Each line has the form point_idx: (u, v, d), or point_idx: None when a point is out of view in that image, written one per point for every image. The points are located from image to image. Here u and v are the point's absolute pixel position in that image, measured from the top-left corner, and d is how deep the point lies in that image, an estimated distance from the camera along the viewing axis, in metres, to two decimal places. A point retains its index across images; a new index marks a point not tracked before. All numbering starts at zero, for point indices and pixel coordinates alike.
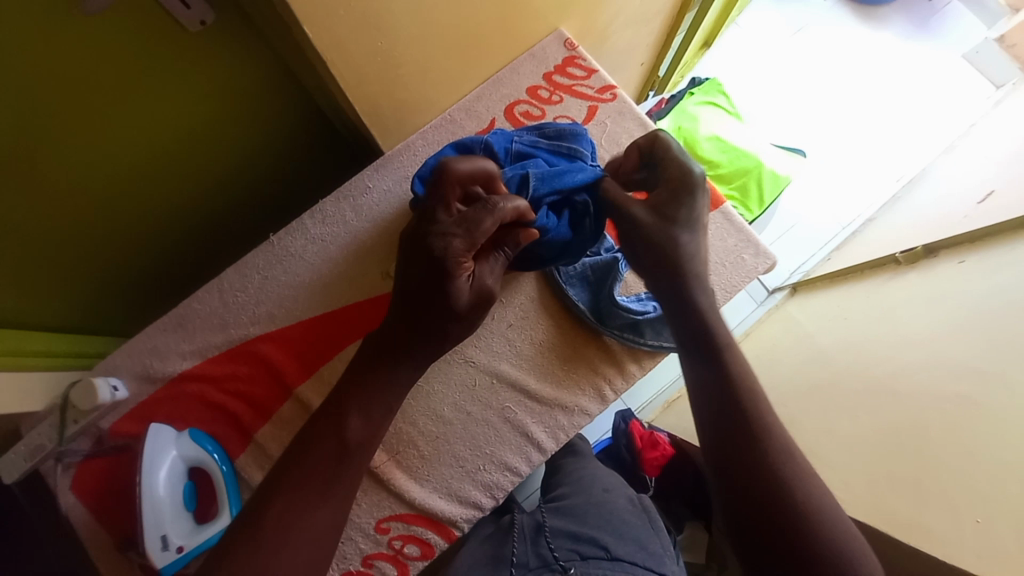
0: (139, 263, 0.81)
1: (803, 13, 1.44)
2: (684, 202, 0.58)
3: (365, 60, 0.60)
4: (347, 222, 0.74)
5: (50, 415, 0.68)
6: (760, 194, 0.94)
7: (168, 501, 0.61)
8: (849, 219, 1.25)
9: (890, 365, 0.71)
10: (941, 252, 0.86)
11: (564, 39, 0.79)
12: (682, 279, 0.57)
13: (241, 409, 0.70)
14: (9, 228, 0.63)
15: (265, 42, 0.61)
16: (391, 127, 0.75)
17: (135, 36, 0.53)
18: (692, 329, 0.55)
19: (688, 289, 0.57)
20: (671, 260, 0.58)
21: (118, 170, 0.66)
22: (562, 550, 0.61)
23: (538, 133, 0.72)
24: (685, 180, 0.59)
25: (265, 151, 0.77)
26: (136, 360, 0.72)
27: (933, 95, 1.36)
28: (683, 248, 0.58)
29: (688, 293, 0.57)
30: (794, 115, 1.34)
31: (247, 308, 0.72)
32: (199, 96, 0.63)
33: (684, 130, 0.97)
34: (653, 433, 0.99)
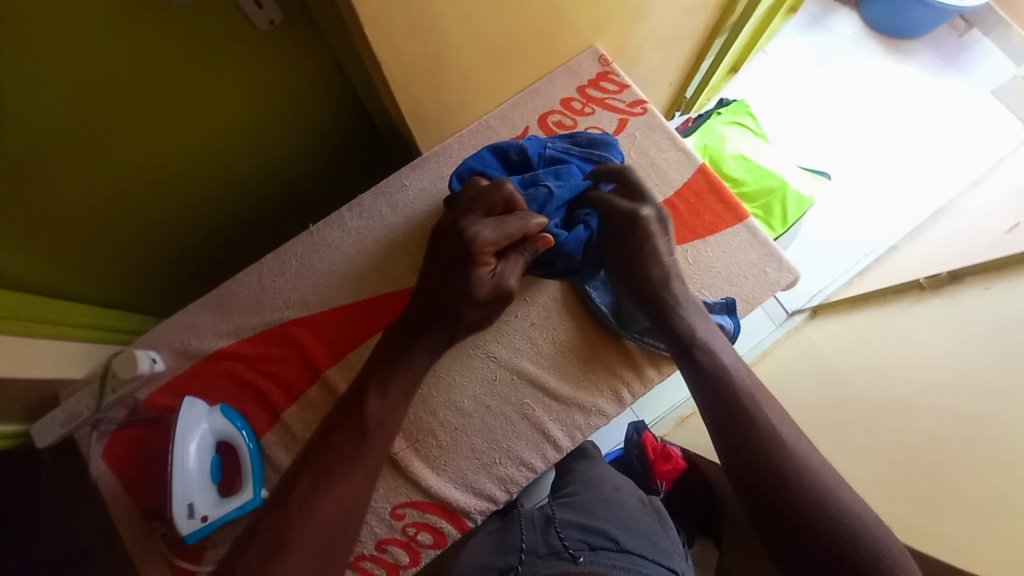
0: (183, 246, 0.85)
1: (830, 44, 1.46)
2: (637, 233, 0.67)
3: (414, 65, 0.64)
4: (383, 216, 0.78)
5: (90, 384, 0.72)
6: (784, 213, 0.95)
7: (196, 471, 0.63)
8: (871, 246, 1.25)
9: (913, 386, 0.71)
10: (966, 278, 0.86)
11: (599, 55, 0.83)
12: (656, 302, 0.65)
13: (271, 388, 0.72)
14: (70, 201, 0.68)
15: (324, 44, 0.65)
16: (430, 129, 0.78)
17: (211, 31, 0.57)
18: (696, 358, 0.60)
19: (663, 313, 0.64)
20: (644, 281, 0.66)
21: (174, 153, 0.70)
22: (571, 540, 0.62)
23: (570, 140, 0.75)
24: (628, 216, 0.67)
25: (309, 148, 0.82)
26: (175, 336, 0.75)
27: (960, 128, 1.37)
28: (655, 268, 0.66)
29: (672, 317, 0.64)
30: (819, 141, 1.36)
31: (284, 293, 0.75)
32: (257, 90, 0.67)
33: (710, 148, 0.99)
34: (667, 446, 0.99)
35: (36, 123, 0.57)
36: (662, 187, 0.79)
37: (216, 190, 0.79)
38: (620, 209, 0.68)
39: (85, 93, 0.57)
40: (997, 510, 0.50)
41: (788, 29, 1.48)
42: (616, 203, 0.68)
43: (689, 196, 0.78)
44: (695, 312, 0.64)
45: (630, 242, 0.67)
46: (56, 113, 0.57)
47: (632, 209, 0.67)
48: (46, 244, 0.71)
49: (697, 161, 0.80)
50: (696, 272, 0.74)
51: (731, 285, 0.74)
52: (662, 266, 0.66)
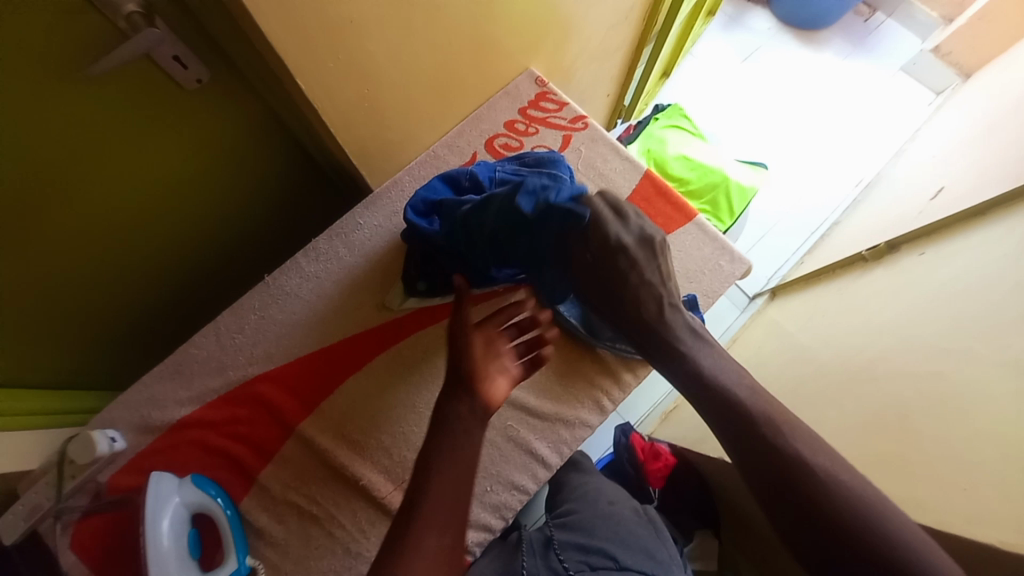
0: (134, 316, 0.82)
1: (751, 41, 1.56)
2: (618, 261, 0.61)
3: (351, 108, 0.65)
4: (340, 258, 0.77)
5: (47, 473, 0.67)
6: (730, 205, 1.00)
7: (172, 550, 0.60)
8: (815, 224, 1.32)
9: (871, 354, 0.75)
10: (903, 246, 0.92)
11: (535, 77, 0.86)
12: (647, 326, 0.62)
13: (244, 451, 0.70)
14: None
15: (259, 98, 0.65)
16: (377, 166, 0.79)
17: (139, 99, 0.57)
18: (678, 367, 0.58)
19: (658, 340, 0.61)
20: (636, 312, 0.62)
21: (116, 225, 0.68)
22: (572, 561, 0.64)
23: (518, 162, 0.76)
24: (606, 245, 0.61)
25: (258, 199, 0.80)
26: (134, 410, 0.72)
27: (877, 105, 1.47)
28: (642, 301, 0.62)
29: (660, 337, 0.61)
30: (754, 132, 1.43)
31: (245, 349, 0.73)
32: (196, 150, 0.67)
33: (653, 152, 1.03)
34: (655, 445, 1.01)
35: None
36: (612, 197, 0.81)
37: (161, 254, 0.77)
38: (602, 235, 0.61)
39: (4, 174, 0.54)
40: (955, 461, 0.53)
41: (710, 32, 1.57)
42: (602, 227, 0.61)
43: (639, 202, 0.81)
44: (694, 337, 0.60)
45: (614, 270, 0.62)
46: None
47: (609, 237, 0.61)
48: None
49: (641, 167, 0.83)
50: None
51: (690, 282, 0.76)
52: (653, 294, 0.62)
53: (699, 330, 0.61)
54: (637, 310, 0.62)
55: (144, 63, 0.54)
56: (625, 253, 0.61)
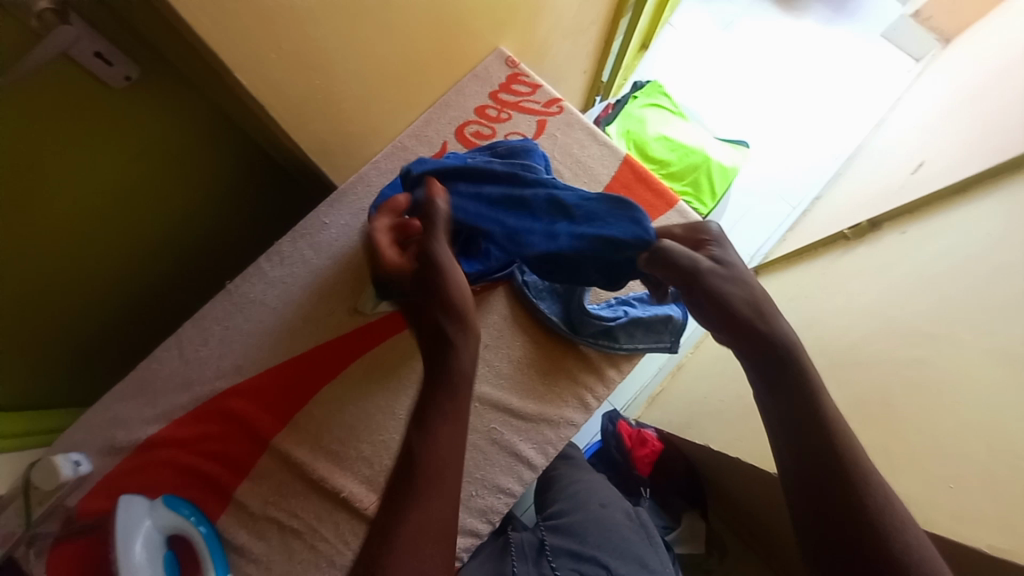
0: (92, 333, 0.77)
1: (729, 9, 1.50)
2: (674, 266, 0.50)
3: (304, 102, 0.60)
4: (307, 261, 0.73)
5: (14, 500, 0.63)
6: (711, 186, 0.97)
7: (147, 573, 0.58)
8: (797, 200, 1.31)
9: (854, 337, 0.75)
10: (885, 224, 0.91)
11: (505, 58, 0.81)
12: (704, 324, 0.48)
13: (217, 468, 0.67)
14: None
15: (199, 93, 0.60)
16: (341, 161, 0.74)
17: (64, 105, 0.51)
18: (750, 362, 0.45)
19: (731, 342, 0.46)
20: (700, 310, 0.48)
21: (57, 243, 0.62)
22: (564, 569, 0.67)
23: (491, 153, 0.72)
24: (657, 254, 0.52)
25: (213, 199, 0.75)
26: (98, 432, 0.68)
27: (857, 73, 1.44)
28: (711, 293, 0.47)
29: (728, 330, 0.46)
30: (735, 105, 1.40)
31: (211, 362, 0.69)
32: (137, 153, 0.61)
33: (633, 134, 0.99)
34: (641, 431, 1.02)
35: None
36: (590, 185, 0.78)
37: (112, 266, 0.71)
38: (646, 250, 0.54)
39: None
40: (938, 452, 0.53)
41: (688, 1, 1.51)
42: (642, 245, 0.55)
43: (619, 190, 0.77)
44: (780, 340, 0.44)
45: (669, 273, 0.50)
46: None
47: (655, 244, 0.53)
48: None
49: (620, 153, 0.79)
50: None
51: None
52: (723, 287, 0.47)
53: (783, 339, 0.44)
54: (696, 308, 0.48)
55: (64, 65, 0.48)
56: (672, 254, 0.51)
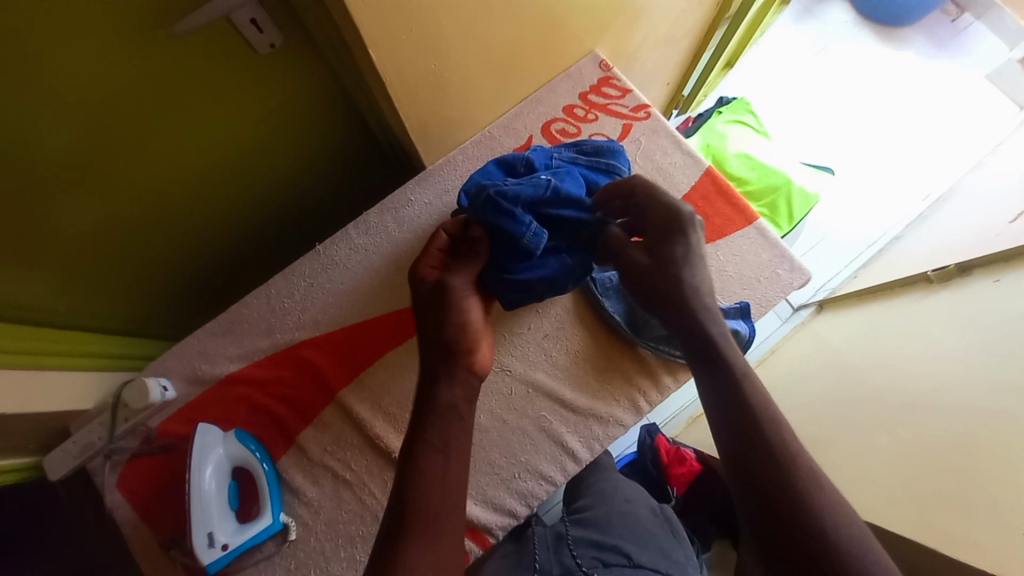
0: (185, 273, 0.84)
1: (823, 34, 1.46)
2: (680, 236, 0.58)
3: (417, 83, 0.64)
4: (389, 232, 0.77)
5: (101, 414, 0.71)
6: (790, 211, 0.94)
7: (215, 498, 0.64)
8: (874, 238, 1.25)
9: (932, 382, 0.72)
10: (975, 270, 0.85)
11: (600, 61, 0.82)
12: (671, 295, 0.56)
13: (286, 411, 0.72)
14: (64, 231, 0.65)
15: (327, 68, 0.65)
16: (434, 144, 0.78)
17: (214, 60, 0.57)
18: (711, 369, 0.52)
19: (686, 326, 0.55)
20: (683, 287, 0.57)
21: (178, 181, 0.69)
22: (585, 558, 0.65)
23: (576, 150, 0.74)
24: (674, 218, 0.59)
25: (313, 166, 0.80)
26: (186, 362, 0.74)
27: (957, 113, 1.37)
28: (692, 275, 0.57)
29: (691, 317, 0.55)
30: (818, 132, 1.35)
31: (294, 314, 0.74)
32: (260, 113, 0.67)
33: (713, 147, 0.99)
34: (681, 449, 1.00)
35: (18, 158, 0.55)
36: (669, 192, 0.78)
37: (218, 214, 0.78)
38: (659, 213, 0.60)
39: (72, 123, 0.55)
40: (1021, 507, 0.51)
41: (780, 23, 1.47)
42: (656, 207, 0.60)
43: (698, 200, 0.77)
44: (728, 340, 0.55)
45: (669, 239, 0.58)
46: (41, 155, 0.56)
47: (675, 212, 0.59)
48: (46, 280, 0.70)
49: (703, 164, 0.79)
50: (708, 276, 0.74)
51: (743, 289, 0.73)
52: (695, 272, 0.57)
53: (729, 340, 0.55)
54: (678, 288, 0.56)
55: (223, 25, 0.53)
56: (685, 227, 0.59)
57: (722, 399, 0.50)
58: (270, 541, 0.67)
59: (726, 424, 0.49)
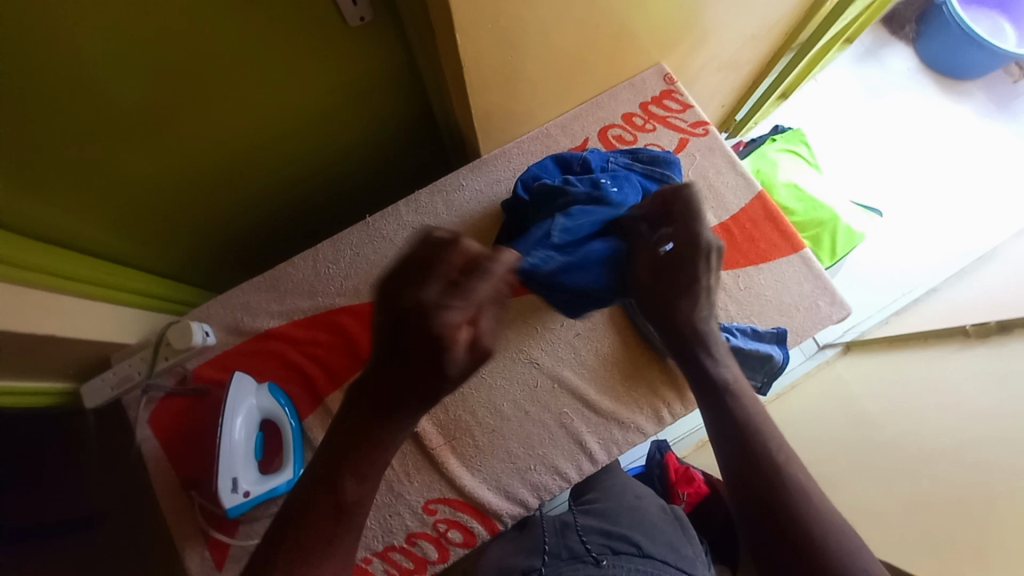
0: (236, 227, 0.87)
1: (883, 77, 1.44)
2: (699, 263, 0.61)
3: (491, 72, 0.65)
4: (438, 214, 0.79)
5: (144, 350, 0.75)
6: (833, 246, 0.94)
7: (243, 445, 0.66)
8: (911, 286, 1.23)
9: (961, 434, 0.71)
10: (1015, 330, 0.82)
11: (664, 74, 0.84)
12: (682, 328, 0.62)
13: (317, 373, 0.74)
14: (135, 168, 0.68)
15: (406, 47, 0.67)
16: (493, 134, 0.79)
17: (306, 26, 0.59)
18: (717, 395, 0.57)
19: (696, 357, 0.60)
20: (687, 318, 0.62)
21: (248, 138, 0.72)
22: (593, 544, 0.67)
23: (631, 157, 0.75)
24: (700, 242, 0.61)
25: (374, 141, 0.83)
26: (228, 312, 0.77)
27: (1010, 173, 1.34)
28: (695, 308, 0.62)
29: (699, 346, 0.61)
30: (866, 174, 1.34)
31: (336, 280, 0.77)
32: (336, 84, 0.69)
33: (763, 174, 0.99)
34: (689, 470, 0.99)
35: (112, 92, 0.58)
36: (717, 211, 0.78)
37: (276, 175, 0.81)
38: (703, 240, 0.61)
39: (168, 68, 0.58)
40: None
41: (841, 60, 1.46)
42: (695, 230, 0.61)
43: (745, 222, 0.78)
44: (726, 355, 0.61)
45: (690, 264, 0.61)
46: (132, 92, 0.59)
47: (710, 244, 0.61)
48: (110, 214, 0.73)
49: (755, 187, 0.80)
50: (747, 298, 0.74)
51: (781, 315, 0.73)
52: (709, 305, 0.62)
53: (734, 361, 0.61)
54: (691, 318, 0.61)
55: None
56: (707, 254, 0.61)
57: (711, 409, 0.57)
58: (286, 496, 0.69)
59: (725, 446, 0.53)
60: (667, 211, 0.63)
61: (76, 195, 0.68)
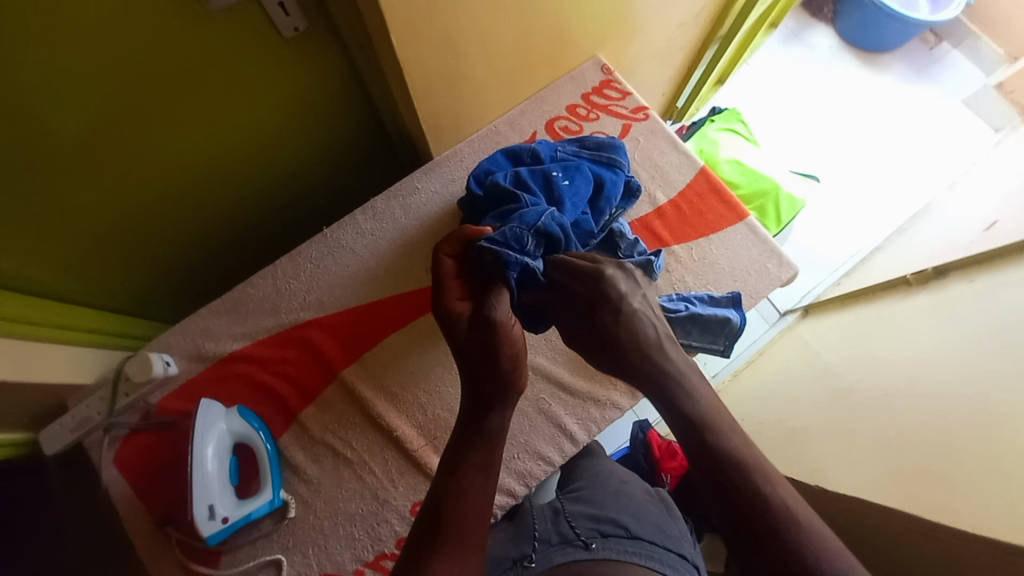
0: (189, 254, 0.85)
1: (809, 56, 1.53)
2: (605, 295, 0.60)
3: (433, 74, 0.67)
4: (396, 219, 0.80)
5: (101, 389, 0.72)
6: (778, 214, 0.99)
7: (217, 471, 0.64)
8: (857, 247, 1.31)
9: (913, 371, 0.76)
10: (950, 273, 0.90)
11: (601, 65, 0.87)
12: (640, 353, 0.56)
13: (288, 390, 0.73)
14: (74, 202, 0.67)
15: (346, 56, 0.68)
16: (442, 136, 0.81)
17: (240, 41, 0.59)
18: (672, 396, 0.52)
19: (651, 375, 0.55)
20: (632, 342, 0.57)
21: (193, 159, 0.71)
22: (583, 528, 0.66)
23: (578, 144, 0.78)
24: (589, 283, 0.60)
25: (324, 153, 0.83)
26: (189, 339, 0.75)
27: (933, 134, 1.45)
28: (638, 329, 0.58)
29: (650, 364, 0.55)
30: (804, 147, 1.42)
31: (299, 295, 0.76)
32: (278, 97, 0.69)
33: (706, 153, 1.04)
34: (672, 444, 1.02)
35: (43, 124, 0.57)
36: (665, 189, 0.82)
37: (228, 195, 0.80)
38: (583, 271, 0.61)
39: (100, 92, 0.57)
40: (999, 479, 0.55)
41: (769, 43, 1.55)
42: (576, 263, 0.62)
43: (691, 198, 0.81)
44: (687, 371, 0.54)
45: (601, 304, 0.59)
46: (64, 121, 0.57)
47: (595, 269, 0.61)
48: (51, 251, 0.71)
49: (698, 163, 0.84)
50: (701, 269, 0.77)
51: (734, 280, 0.77)
52: (647, 327, 0.58)
53: (693, 368, 0.55)
54: (637, 343, 0.57)
55: (253, 8, 0.56)
56: (610, 283, 0.61)
57: (661, 401, 0.53)
58: (267, 519, 0.68)
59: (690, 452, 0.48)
60: (566, 275, 0.62)
61: (11, 235, 0.66)
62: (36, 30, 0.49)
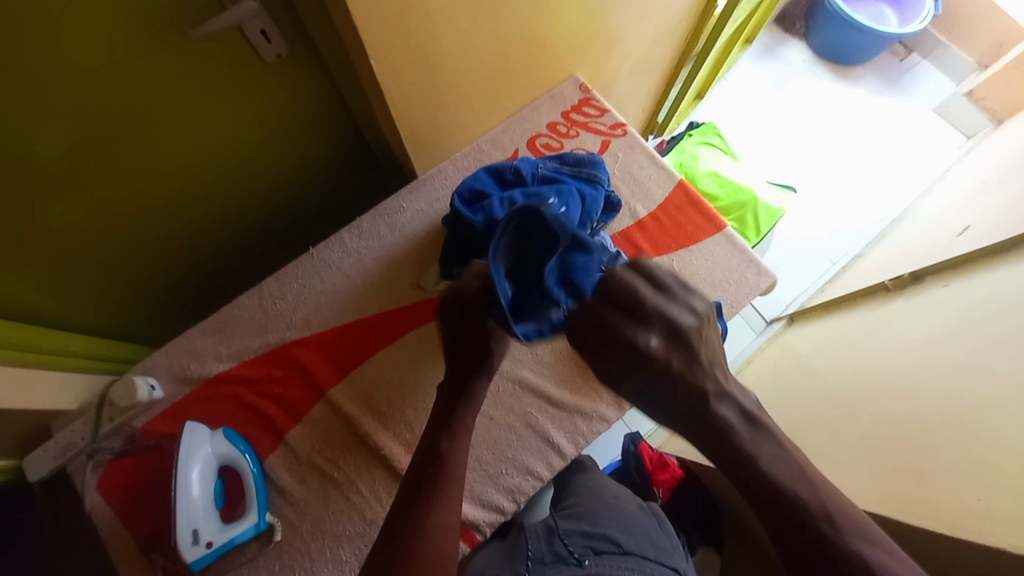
0: (174, 275, 0.86)
1: (784, 71, 1.58)
2: (666, 359, 0.48)
3: (412, 94, 0.69)
4: (382, 238, 0.81)
5: (85, 414, 0.72)
6: (756, 223, 1.01)
7: (201, 495, 0.63)
8: (838, 255, 1.34)
9: (892, 373, 0.77)
10: (926, 278, 0.92)
11: (580, 84, 0.90)
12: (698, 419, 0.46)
13: (275, 410, 0.73)
14: (57, 226, 0.67)
15: (327, 78, 0.70)
16: (425, 154, 0.82)
17: (222, 65, 0.60)
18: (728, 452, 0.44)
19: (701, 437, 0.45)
20: (686, 406, 0.46)
21: (177, 180, 0.72)
22: (576, 545, 0.64)
23: (559, 161, 0.79)
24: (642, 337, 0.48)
25: (309, 172, 0.84)
26: (175, 361, 0.75)
27: (906, 143, 1.49)
28: (693, 389, 0.47)
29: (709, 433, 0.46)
30: (783, 158, 1.46)
31: (285, 314, 0.76)
32: (261, 119, 0.70)
33: (686, 166, 1.06)
34: (663, 456, 1.02)
35: (24, 149, 0.57)
36: (645, 203, 0.84)
37: (213, 216, 0.81)
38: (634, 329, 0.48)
39: (83, 118, 0.58)
40: (975, 477, 0.56)
41: (745, 59, 1.60)
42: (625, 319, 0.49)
43: (671, 211, 0.83)
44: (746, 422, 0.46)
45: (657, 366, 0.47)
46: (46, 146, 0.58)
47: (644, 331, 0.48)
48: (36, 275, 0.71)
49: (676, 177, 0.86)
50: (683, 279, 0.79)
51: (715, 290, 0.78)
52: (709, 382, 0.47)
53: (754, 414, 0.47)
54: (700, 409, 0.46)
55: (234, 33, 0.58)
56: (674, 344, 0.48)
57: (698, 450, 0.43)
58: (254, 542, 0.67)
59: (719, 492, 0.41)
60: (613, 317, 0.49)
61: None
62: (22, 62, 0.50)
